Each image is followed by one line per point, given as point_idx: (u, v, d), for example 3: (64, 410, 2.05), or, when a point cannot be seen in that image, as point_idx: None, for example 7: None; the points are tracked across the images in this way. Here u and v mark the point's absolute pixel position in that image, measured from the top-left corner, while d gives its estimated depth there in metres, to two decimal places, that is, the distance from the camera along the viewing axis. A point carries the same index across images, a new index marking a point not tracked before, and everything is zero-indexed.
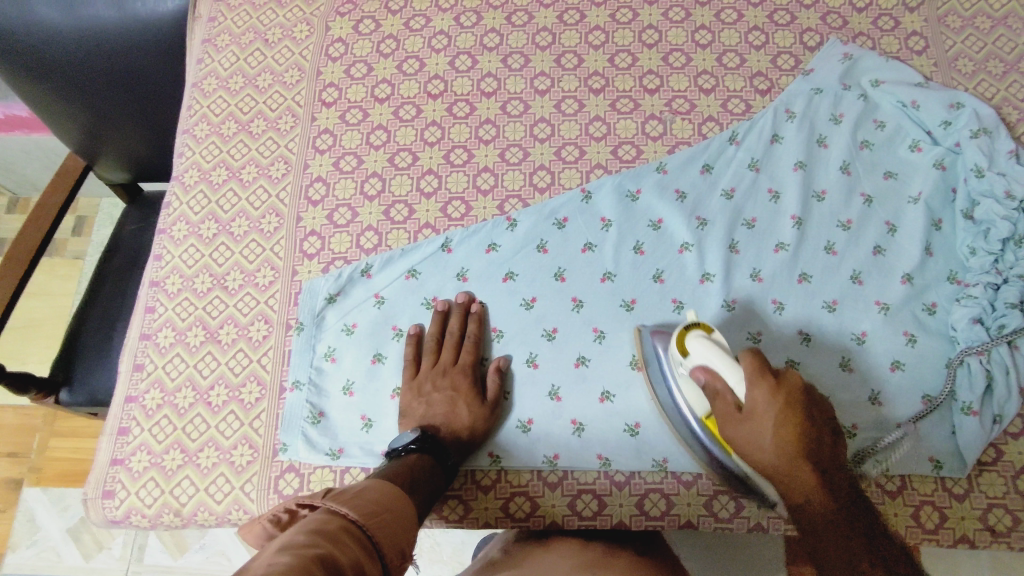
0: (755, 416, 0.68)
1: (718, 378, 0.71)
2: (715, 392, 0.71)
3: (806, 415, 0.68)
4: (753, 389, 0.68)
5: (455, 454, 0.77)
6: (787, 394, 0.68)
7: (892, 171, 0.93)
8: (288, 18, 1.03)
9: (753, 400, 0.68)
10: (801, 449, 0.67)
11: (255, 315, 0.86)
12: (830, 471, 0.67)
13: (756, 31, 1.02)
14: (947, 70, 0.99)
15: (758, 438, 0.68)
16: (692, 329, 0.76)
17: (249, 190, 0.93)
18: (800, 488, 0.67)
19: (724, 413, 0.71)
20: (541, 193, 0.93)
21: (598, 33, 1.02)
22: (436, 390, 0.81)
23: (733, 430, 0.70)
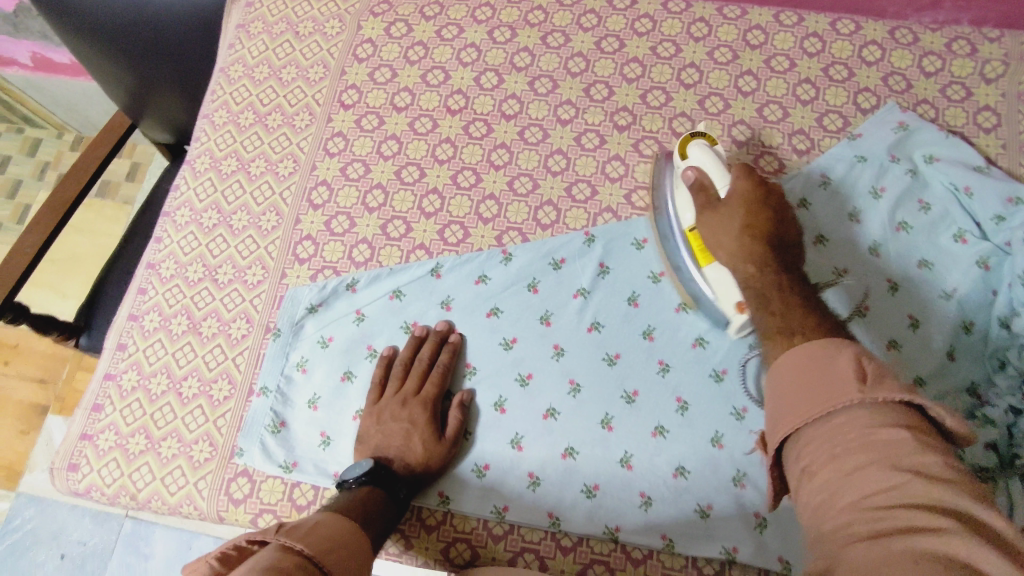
0: (731, 203, 0.73)
1: (706, 175, 0.76)
2: (701, 188, 0.76)
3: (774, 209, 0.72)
4: (737, 182, 0.74)
5: (406, 490, 0.76)
6: (765, 190, 0.73)
7: (928, 259, 0.85)
8: (322, 12, 1.02)
9: (734, 189, 0.74)
10: (765, 236, 0.70)
11: (238, 313, 0.87)
12: (784, 258, 0.69)
13: (806, 84, 0.94)
14: (1017, 154, 0.89)
15: (727, 221, 0.73)
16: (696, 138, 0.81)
17: (254, 185, 0.94)
18: (758, 258, 0.69)
19: (703, 205, 0.76)
20: (543, 229, 0.89)
21: (635, 65, 0.96)
22: (394, 420, 0.79)
23: (709, 216, 0.74)
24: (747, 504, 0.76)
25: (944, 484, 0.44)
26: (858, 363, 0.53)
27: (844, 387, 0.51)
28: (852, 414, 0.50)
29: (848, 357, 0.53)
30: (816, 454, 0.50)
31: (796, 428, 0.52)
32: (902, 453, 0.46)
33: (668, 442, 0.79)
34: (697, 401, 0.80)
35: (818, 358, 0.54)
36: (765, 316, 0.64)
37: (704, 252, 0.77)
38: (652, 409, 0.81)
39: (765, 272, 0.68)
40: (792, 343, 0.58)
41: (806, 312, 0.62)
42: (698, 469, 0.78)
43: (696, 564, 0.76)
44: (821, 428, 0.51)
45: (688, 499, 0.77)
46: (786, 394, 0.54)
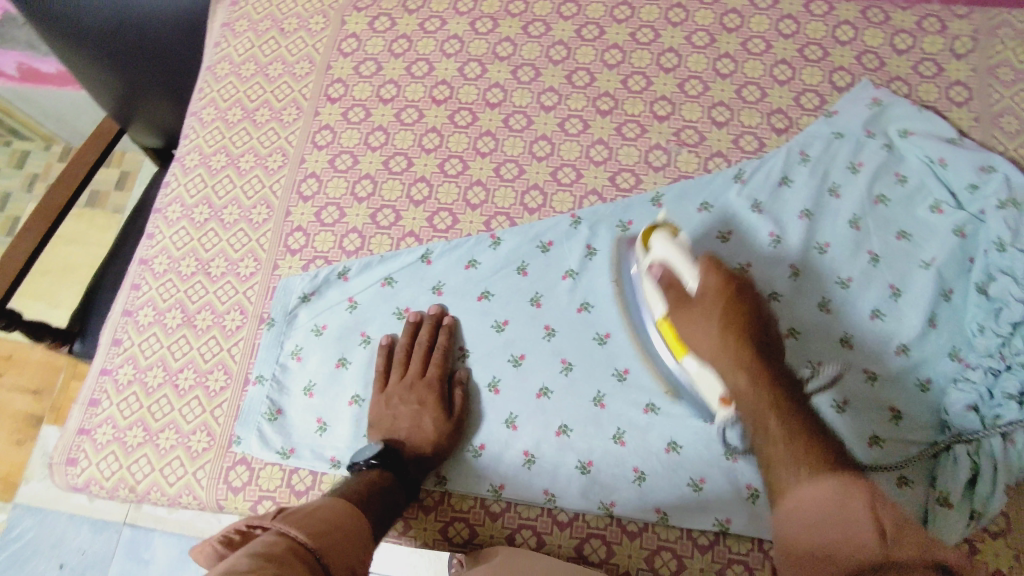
0: (705, 300, 0.72)
1: (675, 272, 0.76)
2: (671, 284, 0.76)
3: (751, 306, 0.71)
4: (707, 276, 0.72)
5: (415, 471, 0.77)
6: (736, 285, 0.72)
7: (907, 230, 0.87)
8: (306, 9, 1.04)
9: (705, 286, 0.72)
10: (747, 337, 0.68)
11: (232, 305, 0.88)
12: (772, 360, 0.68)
13: (783, 65, 0.96)
14: (988, 126, 0.91)
15: (705, 324, 0.71)
16: (657, 228, 0.81)
17: (244, 179, 0.95)
18: (746, 369, 0.66)
19: (677, 304, 0.75)
20: (530, 213, 0.91)
21: (615, 51, 0.98)
22: (402, 403, 0.80)
23: (686, 318, 0.74)
24: (739, 475, 0.78)
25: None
26: (872, 510, 0.56)
27: (863, 541, 0.55)
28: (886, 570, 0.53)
29: (863, 508, 0.57)
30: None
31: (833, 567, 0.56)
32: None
33: (659, 418, 0.80)
34: None
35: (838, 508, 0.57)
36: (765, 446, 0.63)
37: (677, 346, 0.77)
38: (643, 385, 0.82)
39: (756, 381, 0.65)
40: (816, 474, 0.59)
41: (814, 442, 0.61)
42: (690, 443, 0.79)
43: (691, 536, 0.77)
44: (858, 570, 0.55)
45: (681, 472, 0.78)
46: (813, 528, 0.58)
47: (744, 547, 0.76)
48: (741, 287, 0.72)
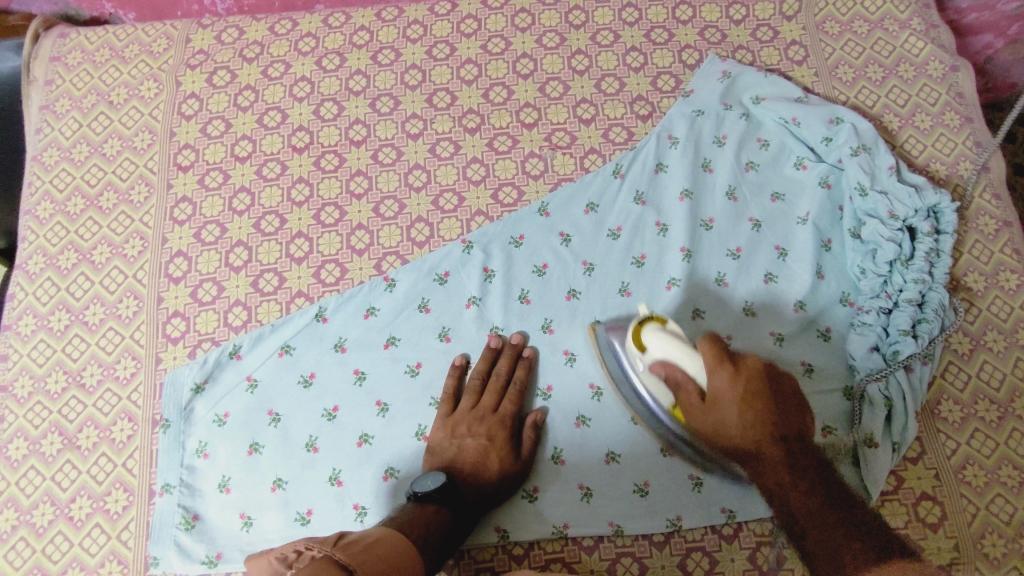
0: (719, 403, 0.67)
1: (677, 370, 0.69)
2: (677, 384, 0.70)
3: (767, 396, 0.67)
4: (714, 376, 0.66)
5: (473, 504, 0.74)
6: (747, 378, 0.66)
7: (779, 192, 0.91)
8: (133, 75, 0.96)
9: (715, 388, 0.67)
10: (765, 428, 0.66)
11: (117, 414, 0.80)
12: (792, 444, 0.65)
13: (634, 52, 0.98)
14: (828, 78, 0.97)
15: (724, 422, 0.67)
16: (646, 323, 0.72)
17: (102, 273, 0.86)
18: (768, 461, 0.65)
19: (689, 404, 0.69)
20: (420, 247, 0.88)
21: (470, 66, 0.97)
22: (470, 435, 0.77)
23: (698, 418, 0.69)
24: (680, 467, 0.79)
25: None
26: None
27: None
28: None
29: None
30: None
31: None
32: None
33: (592, 430, 0.81)
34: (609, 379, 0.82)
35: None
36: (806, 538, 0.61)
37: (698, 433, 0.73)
38: (570, 397, 0.82)
39: (776, 473, 0.65)
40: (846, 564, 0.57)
41: (845, 533, 0.59)
42: (627, 450, 0.80)
43: (646, 537, 0.78)
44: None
45: (624, 479, 0.79)
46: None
47: (697, 535, 0.78)
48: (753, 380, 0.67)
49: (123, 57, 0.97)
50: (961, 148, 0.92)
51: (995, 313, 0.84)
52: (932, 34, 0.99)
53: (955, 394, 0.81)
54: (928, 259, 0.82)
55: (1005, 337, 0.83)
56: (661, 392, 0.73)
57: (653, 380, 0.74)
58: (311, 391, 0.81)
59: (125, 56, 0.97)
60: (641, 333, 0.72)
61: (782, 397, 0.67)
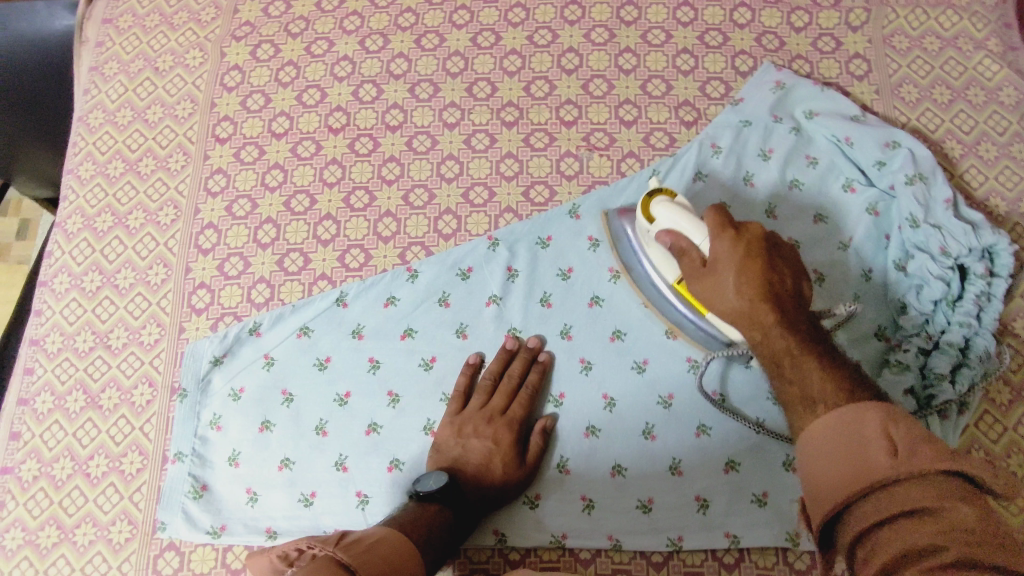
0: (719, 266, 0.66)
1: (683, 238, 0.70)
2: (681, 251, 0.70)
3: (764, 262, 0.64)
4: (717, 241, 0.66)
5: (474, 506, 0.74)
6: (748, 242, 0.65)
7: (823, 214, 0.86)
8: (180, 43, 0.96)
9: (715, 251, 0.66)
10: (761, 291, 0.63)
11: (138, 378, 0.82)
12: (787, 307, 0.62)
13: (685, 55, 0.95)
14: (890, 97, 0.92)
15: (720, 286, 0.65)
16: (654, 196, 0.75)
17: (135, 239, 0.88)
18: (758, 320, 0.62)
19: (692, 272, 0.68)
20: (445, 240, 0.87)
21: (514, 57, 0.95)
22: (476, 436, 0.76)
23: (698, 285, 0.68)
24: (686, 489, 0.78)
25: (992, 552, 0.43)
26: (885, 428, 0.51)
27: (878, 465, 0.50)
28: (892, 490, 0.49)
29: (877, 422, 0.52)
30: (864, 529, 0.49)
31: (841, 504, 0.50)
32: (947, 524, 0.45)
33: (601, 441, 0.79)
34: (624, 391, 0.81)
35: (849, 425, 0.53)
36: (783, 386, 0.59)
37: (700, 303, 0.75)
38: (582, 407, 0.81)
39: (771, 334, 0.61)
40: (816, 410, 0.55)
41: (824, 372, 0.57)
42: (634, 465, 0.78)
43: (644, 555, 0.77)
44: (860, 506, 0.50)
45: (629, 494, 0.78)
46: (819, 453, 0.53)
47: (697, 559, 0.76)
48: (751, 245, 0.65)
49: (172, 24, 0.98)
50: None
51: None
52: (1009, 58, 0.92)
53: (987, 444, 0.77)
54: (977, 302, 0.78)
55: None
56: (669, 262, 0.77)
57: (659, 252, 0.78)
58: (325, 375, 0.81)
59: (174, 23, 0.98)
60: (650, 206, 0.74)
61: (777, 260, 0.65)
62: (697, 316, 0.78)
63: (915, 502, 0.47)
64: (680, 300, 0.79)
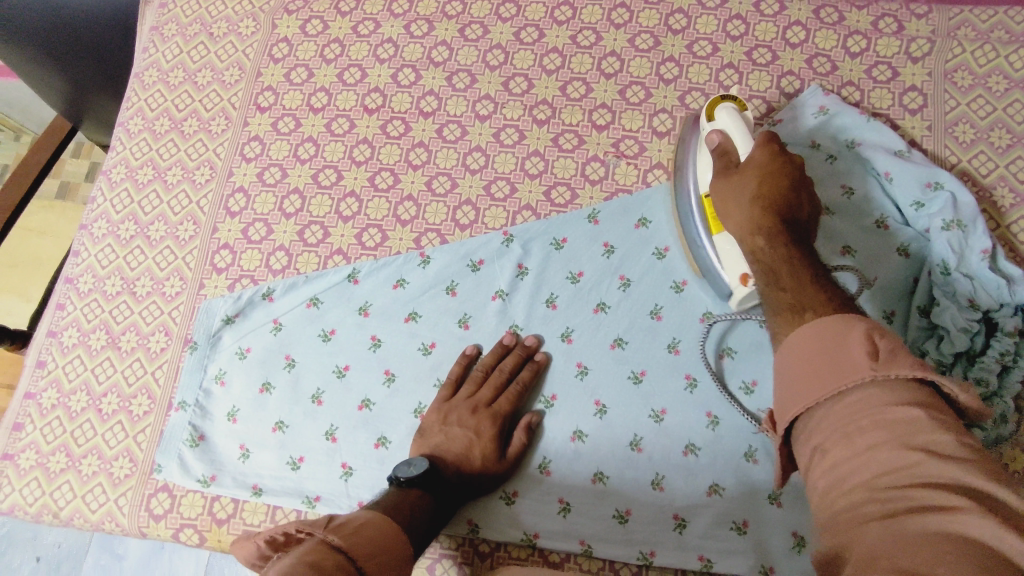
0: (746, 173, 0.69)
1: (730, 142, 0.74)
2: (724, 154, 0.74)
3: (791, 184, 0.66)
4: (759, 150, 0.69)
5: (453, 494, 0.75)
6: (784, 161, 0.68)
7: (851, 248, 0.83)
8: (236, 11, 1.00)
9: (749, 158, 0.69)
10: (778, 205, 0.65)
11: (157, 326, 0.86)
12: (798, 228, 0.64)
13: (729, 69, 0.92)
14: (942, 135, 0.87)
15: (743, 192, 0.68)
16: (725, 101, 0.78)
17: (171, 194, 0.92)
18: (767, 227, 0.64)
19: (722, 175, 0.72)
20: (461, 230, 0.88)
21: (554, 56, 0.94)
22: (459, 425, 0.77)
23: (726, 189, 0.71)
24: (665, 507, 0.77)
25: (958, 461, 0.41)
26: (870, 338, 0.49)
27: (854, 364, 0.47)
28: (864, 395, 0.46)
29: (861, 332, 0.49)
30: (829, 431, 0.47)
31: (807, 406, 0.49)
32: (915, 430, 0.43)
33: (586, 447, 0.79)
34: (617, 402, 0.80)
35: (831, 333, 0.50)
36: (778, 293, 0.59)
37: (715, 219, 0.76)
38: (572, 412, 0.80)
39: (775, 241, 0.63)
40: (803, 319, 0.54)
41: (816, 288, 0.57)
42: (616, 475, 0.78)
43: (614, 566, 0.76)
44: (828, 408, 0.48)
45: (606, 505, 0.77)
46: (797, 354, 0.51)
47: None
48: (783, 169, 0.67)
49: None
50: None
51: None
52: None
53: None
54: (1001, 362, 0.74)
55: None
56: (704, 170, 0.78)
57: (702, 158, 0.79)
58: (327, 346, 0.84)
59: None
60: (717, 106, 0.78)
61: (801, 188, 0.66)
62: (705, 235, 0.79)
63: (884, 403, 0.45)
64: (700, 217, 0.80)
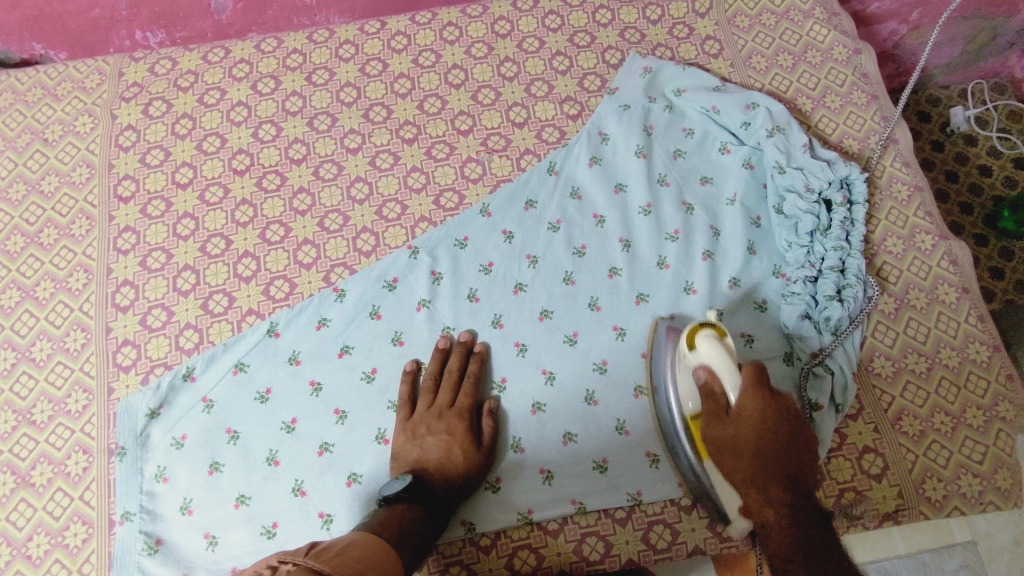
0: (741, 423, 0.69)
1: (716, 381, 0.72)
2: (710, 392, 0.72)
3: (784, 438, 0.67)
4: (746, 397, 0.69)
5: (444, 498, 0.75)
6: (774, 411, 0.68)
7: (707, 176, 0.95)
8: (67, 112, 0.96)
9: (740, 403, 0.70)
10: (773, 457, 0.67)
11: (71, 447, 0.79)
12: (796, 484, 0.65)
13: (560, 56, 1.03)
14: (744, 69, 1.03)
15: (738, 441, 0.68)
16: (704, 327, 0.76)
17: (47, 309, 0.86)
18: (756, 479, 0.67)
19: (712, 413, 0.71)
20: (367, 257, 0.90)
21: (403, 80, 1.00)
22: (430, 433, 0.79)
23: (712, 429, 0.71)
24: (636, 446, 0.82)
25: None
26: None
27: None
28: None
29: None
30: None
31: None
32: None
33: (548, 415, 0.83)
34: (561, 366, 0.85)
35: None
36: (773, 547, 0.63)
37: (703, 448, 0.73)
38: (524, 389, 0.84)
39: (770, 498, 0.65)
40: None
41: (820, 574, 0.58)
42: (583, 430, 0.82)
43: (609, 514, 0.80)
44: None
45: (584, 459, 0.81)
46: None
47: (659, 509, 0.80)
48: (772, 410, 0.68)
49: (56, 95, 0.98)
50: (870, 123, 0.99)
51: (915, 272, 0.91)
52: (834, 21, 1.06)
53: (887, 351, 0.87)
54: (843, 227, 0.88)
55: (926, 294, 0.89)
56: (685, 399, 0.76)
57: (686, 379, 0.76)
58: (267, 406, 0.81)
59: (58, 93, 0.98)
60: (695, 337, 0.75)
61: (804, 444, 0.68)
62: (695, 461, 0.75)
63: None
64: (686, 438, 0.76)
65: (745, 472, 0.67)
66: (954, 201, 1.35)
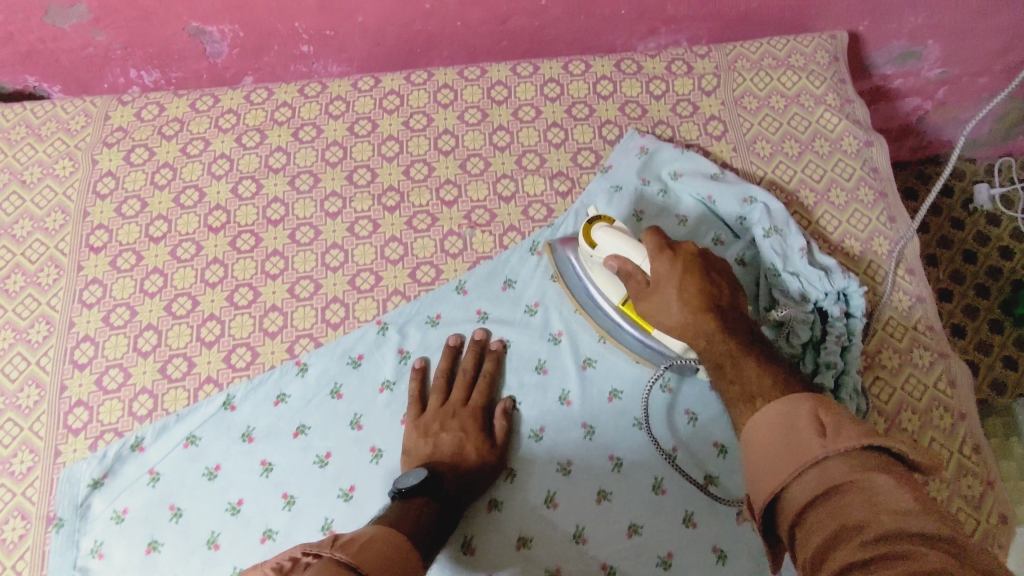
0: (661, 285, 0.69)
1: (627, 262, 0.73)
2: (628, 276, 0.73)
3: (701, 278, 0.68)
4: (657, 262, 0.70)
5: (452, 489, 0.76)
6: (684, 259, 0.69)
7: None
8: (48, 153, 0.95)
9: (656, 272, 0.70)
10: (699, 301, 0.67)
11: (10, 511, 0.77)
12: (725, 313, 0.66)
13: (555, 127, 0.99)
14: (746, 153, 0.99)
15: (664, 304, 0.68)
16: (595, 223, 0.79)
17: (4, 359, 0.84)
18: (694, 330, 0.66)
19: (638, 292, 0.71)
20: (334, 329, 0.87)
21: (392, 143, 0.97)
22: (444, 430, 0.80)
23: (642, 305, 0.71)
24: (591, 557, 0.78)
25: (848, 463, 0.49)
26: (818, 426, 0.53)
27: (808, 443, 0.52)
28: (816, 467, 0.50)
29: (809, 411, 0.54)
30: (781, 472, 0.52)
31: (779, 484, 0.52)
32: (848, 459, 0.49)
33: (503, 515, 0.79)
34: (521, 462, 0.81)
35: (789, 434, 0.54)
36: (727, 385, 0.63)
37: (643, 321, 0.79)
38: None
39: (714, 340, 0.65)
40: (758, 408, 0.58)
41: (760, 376, 0.60)
42: (539, 535, 0.78)
43: None
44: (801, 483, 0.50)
45: (536, 567, 0.77)
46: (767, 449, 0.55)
47: None
48: (683, 262, 0.69)
49: (39, 135, 0.96)
50: (875, 223, 0.94)
51: (909, 390, 0.85)
52: (847, 109, 1.01)
53: None
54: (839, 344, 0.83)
55: (918, 414, 0.84)
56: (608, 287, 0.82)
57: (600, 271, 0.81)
58: (214, 484, 0.79)
59: (41, 133, 0.96)
60: (592, 233, 0.78)
61: (720, 277, 0.70)
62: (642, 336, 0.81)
63: (867, 466, 0.48)
64: (625, 321, 0.82)
65: (680, 324, 0.67)
66: (970, 284, 1.28)
